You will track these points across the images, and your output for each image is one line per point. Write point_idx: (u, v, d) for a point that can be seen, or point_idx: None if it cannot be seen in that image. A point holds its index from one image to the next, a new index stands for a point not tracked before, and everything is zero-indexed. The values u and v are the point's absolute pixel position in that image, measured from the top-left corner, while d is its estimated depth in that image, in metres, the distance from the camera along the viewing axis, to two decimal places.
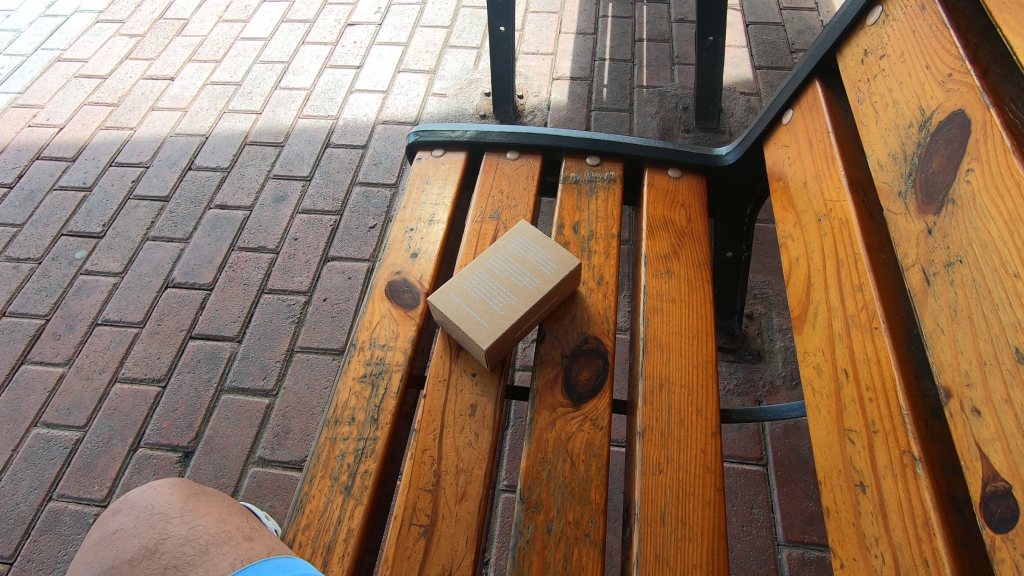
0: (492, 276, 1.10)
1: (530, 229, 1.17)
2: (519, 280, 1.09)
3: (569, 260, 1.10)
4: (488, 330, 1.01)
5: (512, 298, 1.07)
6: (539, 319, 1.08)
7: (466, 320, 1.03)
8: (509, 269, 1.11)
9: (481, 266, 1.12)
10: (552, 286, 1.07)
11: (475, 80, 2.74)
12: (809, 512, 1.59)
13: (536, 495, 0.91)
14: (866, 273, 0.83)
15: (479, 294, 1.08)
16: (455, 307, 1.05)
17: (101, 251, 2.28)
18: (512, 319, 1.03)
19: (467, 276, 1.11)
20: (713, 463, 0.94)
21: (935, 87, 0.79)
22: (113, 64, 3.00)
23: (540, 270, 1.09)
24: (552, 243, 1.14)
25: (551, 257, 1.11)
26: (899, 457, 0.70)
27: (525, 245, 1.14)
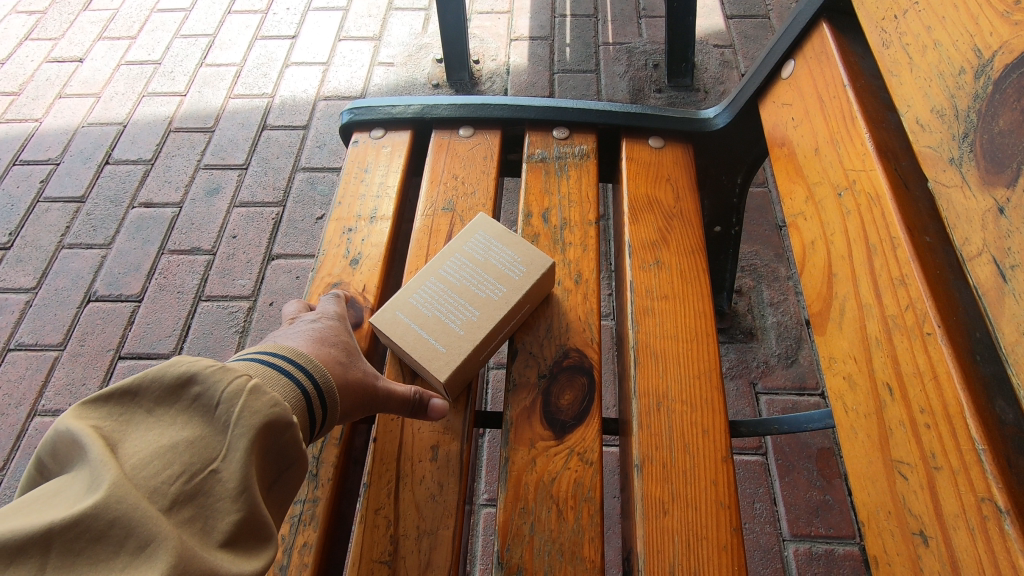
0: (448, 286, 0.91)
1: (489, 224, 0.97)
2: (481, 289, 0.90)
3: (541, 259, 0.91)
4: (446, 357, 0.84)
5: (474, 311, 0.88)
6: (511, 334, 0.90)
7: (418, 348, 0.85)
8: (469, 275, 0.92)
9: (433, 273, 0.92)
10: (522, 295, 0.88)
11: (425, 45, 2.47)
12: (814, 502, 1.48)
13: (517, 557, 0.75)
14: (910, 262, 0.66)
15: (433, 309, 0.88)
16: (405, 330, 0.87)
17: (9, 264, 2.00)
18: (476, 341, 0.85)
19: (416, 288, 0.91)
20: (727, 497, 0.78)
21: (996, 20, 0.61)
22: (11, 47, 2.63)
23: (506, 275, 0.90)
24: (519, 239, 0.94)
25: (518, 256, 0.92)
26: (976, 508, 0.55)
27: (485, 243, 0.95)
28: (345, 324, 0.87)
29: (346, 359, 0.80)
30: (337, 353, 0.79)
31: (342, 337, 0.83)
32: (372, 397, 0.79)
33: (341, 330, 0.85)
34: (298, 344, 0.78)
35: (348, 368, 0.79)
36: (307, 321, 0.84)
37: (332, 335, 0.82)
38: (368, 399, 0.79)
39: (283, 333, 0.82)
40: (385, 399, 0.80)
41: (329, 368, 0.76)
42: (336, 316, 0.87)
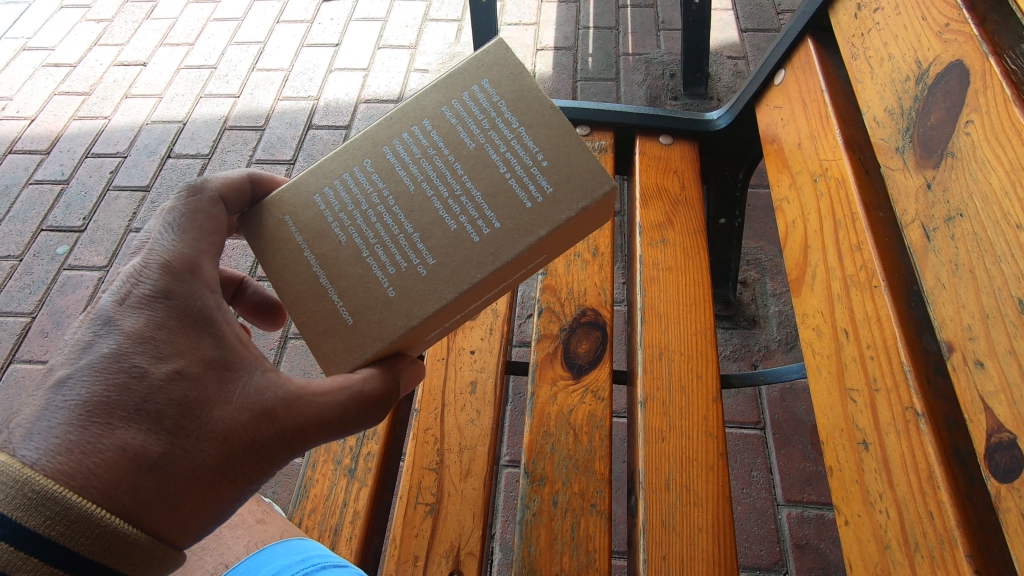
0: (405, 186, 0.75)
1: (502, 79, 0.76)
2: (455, 211, 0.73)
3: (598, 178, 0.72)
4: (347, 349, 0.73)
5: (430, 254, 0.73)
6: (479, 300, 0.77)
7: (333, 295, 0.73)
8: (440, 184, 0.74)
9: (390, 172, 0.76)
10: (512, 241, 0.72)
11: (458, 54, 2.68)
12: (807, 472, 1.60)
13: (541, 469, 0.92)
14: (864, 231, 0.82)
15: (375, 226, 0.74)
16: (327, 246, 0.74)
17: (83, 244, 2.20)
18: (414, 314, 0.72)
19: (363, 169, 0.76)
20: (715, 429, 0.94)
21: (932, 38, 0.77)
22: (82, 51, 2.83)
23: (503, 196, 0.73)
24: (562, 125, 0.73)
25: (542, 153, 0.73)
26: (902, 415, 0.70)
27: (488, 107, 0.75)
28: (166, 312, 0.64)
29: (174, 421, 0.61)
30: (148, 423, 0.60)
31: (159, 362, 0.62)
32: (243, 446, 0.64)
33: (152, 344, 0.63)
34: (67, 433, 0.57)
35: (183, 431, 0.61)
36: (97, 329, 0.63)
37: (136, 380, 0.61)
38: (236, 454, 0.64)
39: (54, 375, 0.61)
40: (265, 442, 0.65)
41: (139, 462, 0.58)
42: (149, 304, 0.64)
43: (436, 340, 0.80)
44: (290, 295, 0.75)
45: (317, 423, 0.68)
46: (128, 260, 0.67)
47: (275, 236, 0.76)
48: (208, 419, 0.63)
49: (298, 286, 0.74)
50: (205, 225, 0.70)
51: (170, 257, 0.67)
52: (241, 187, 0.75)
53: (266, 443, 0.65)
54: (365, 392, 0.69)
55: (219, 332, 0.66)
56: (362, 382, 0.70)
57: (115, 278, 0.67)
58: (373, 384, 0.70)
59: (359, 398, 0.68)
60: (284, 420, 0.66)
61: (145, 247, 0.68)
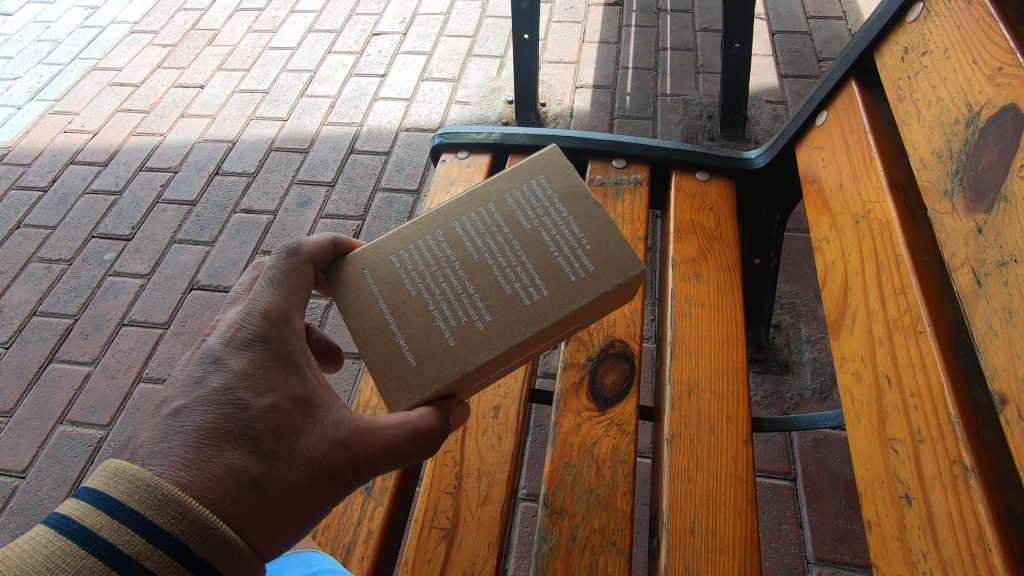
0: (469, 255, 0.80)
1: (557, 177, 0.85)
2: (511, 277, 0.77)
3: (632, 261, 0.78)
4: (410, 386, 0.73)
5: (488, 312, 0.76)
6: (526, 355, 0.78)
7: (400, 338, 0.76)
8: (501, 254, 0.79)
9: (455, 242, 0.82)
10: (564, 305, 0.75)
11: (498, 88, 2.75)
12: (841, 530, 1.47)
13: (560, 501, 0.89)
14: (909, 273, 0.79)
15: (442, 285, 0.78)
16: (398, 299, 0.78)
17: (129, 252, 2.28)
18: (471, 362, 0.73)
19: (433, 239, 0.83)
20: (744, 473, 0.90)
21: (984, 82, 0.76)
22: (146, 72, 3.01)
23: (554, 267, 0.78)
24: (605, 216, 0.81)
25: (586, 239, 0.79)
26: (949, 468, 0.66)
27: (544, 198, 0.83)
28: (267, 352, 0.66)
29: (271, 446, 0.61)
30: (249, 446, 0.59)
31: (259, 395, 0.62)
32: (328, 475, 0.62)
33: (254, 378, 0.63)
34: (180, 453, 0.56)
35: (276, 455, 0.60)
36: (205, 366, 0.63)
37: (240, 409, 0.61)
38: (321, 482, 0.62)
39: (166, 406, 0.60)
40: (344, 472, 0.64)
41: (243, 482, 0.57)
42: (252, 345, 0.65)
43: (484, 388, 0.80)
44: (362, 336, 0.77)
45: (382, 455, 0.66)
46: (229, 310, 0.69)
47: (357, 289, 0.79)
48: (298, 447, 0.62)
49: (369, 330, 0.77)
50: (299, 285, 0.73)
51: (270, 307, 0.69)
52: (326, 254, 0.79)
53: (341, 471, 0.63)
54: (422, 427, 0.69)
55: (307, 371, 0.67)
56: (420, 418, 0.69)
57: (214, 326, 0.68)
58: (430, 420, 0.70)
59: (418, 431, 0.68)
60: (355, 449, 0.65)
61: (246, 298, 0.70)
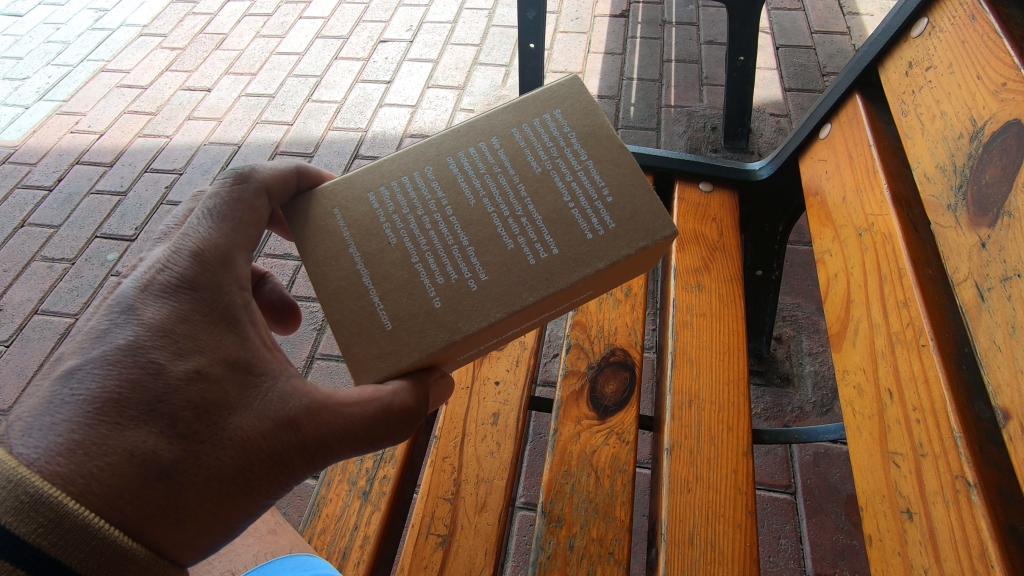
0: (465, 199, 0.78)
1: (574, 114, 0.82)
2: (514, 230, 0.75)
3: (661, 221, 0.75)
4: (380, 355, 0.72)
5: (483, 271, 0.74)
6: (517, 328, 0.77)
7: (375, 297, 0.74)
8: (499, 205, 0.77)
9: (449, 185, 0.79)
10: (568, 268, 0.73)
11: (504, 96, 2.77)
12: (841, 545, 1.45)
13: (558, 509, 0.89)
14: (911, 286, 0.79)
15: (430, 234, 0.76)
16: (374, 246, 0.77)
17: (132, 253, 2.29)
18: (456, 329, 0.72)
19: (424, 177, 0.80)
20: (744, 484, 0.90)
21: (988, 97, 0.76)
22: (154, 75, 3.03)
23: (559, 225, 0.75)
24: (628, 164, 0.78)
25: (607, 189, 0.77)
26: (951, 483, 0.66)
27: (559, 136, 0.81)
28: (193, 306, 0.63)
29: (190, 425, 0.58)
30: (161, 425, 0.57)
31: (178, 358, 0.60)
32: (260, 454, 0.62)
33: (173, 340, 0.61)
34: (75, 430, 0.53)
35: (196, 435, 0.59)
36: (114, 317, 0.60)
37: (152, 375, 0.58)
38: (252, 462, 0.61)
39: (62, 367, 0.57)
40: (280, 452, 0.63)
41: (146, 469, 0.55)
42: (177, 294, 0.63)
43: (467, 360, 0.79)
44: (328, 289, 0.75)
45: (340, 434, 0.66)
46: (157, 249, 0.66)
47: (326, 230, 0.78)
48: (223, 425, 0.60)
49: (338, 283, 0.75)
50: (244, 217, 0.71)
51: (204, 247, 0.67)
52: (283, 180, 0.77)
53: (282, 452, 0.63)
54: (394, 405, 0.68)
55: (240, 333, 0.65)
56: (392, 396, 0.69)
57: (139, 263, 0.66)
58: (403, 398, 0.69)
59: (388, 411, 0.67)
60: (303, 430, 0.64)
61: (177, 236, 0.67)
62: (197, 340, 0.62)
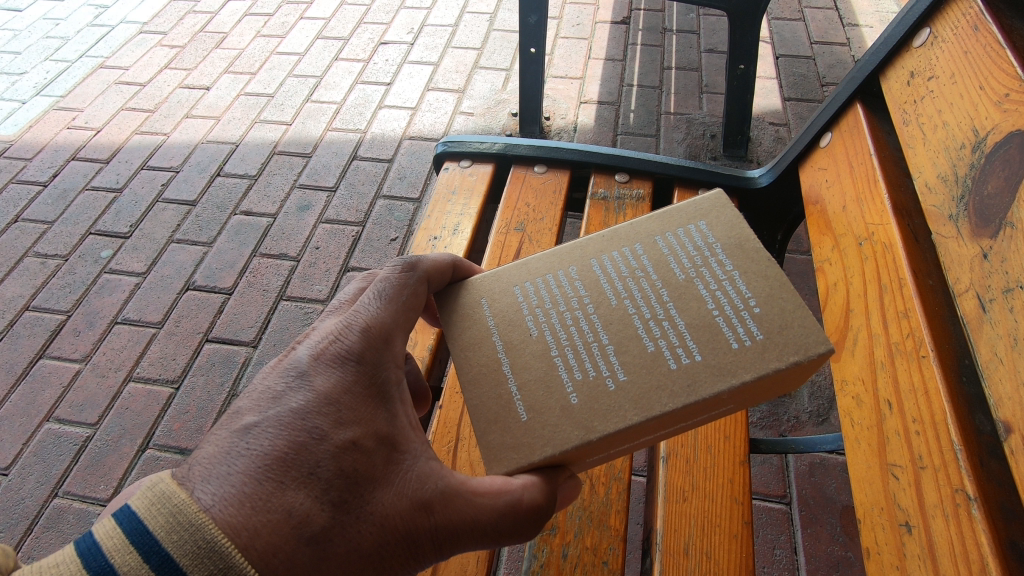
0: (607, 298, 0.74)
1: (721, 225, 0.75)
2: (655, 332, 0.69)
3: (816, 336, 0.64)
4: (513, 446, 0.68)
5: (622, 370, 0.68)
6: (653, 434, 0.69)
7: (512, 385, 0.71)
8: (637, 299, 0.73)
9: (587, 280, 0.77)
10: (709, 377, 0.65)
11: (503, 100, 2.76)
12: (836, 557, 1.44)
13: (552, 517, 0.87)
14: (911, 297, 0.78)
15: (569, 329, 0.73)
16: (516, 337, 0.74)
17: (126, 251, 2.27)
18: (593, 429, 0.65)
19: (566, 273, 0.78)
20: (741, 495, 0.89)
21: (990, 107, 0.76)
22: (153, 72, 3.02)
23: (703, 329, 0.68)
24: (777, 275, 0.69)
25: (755, 300, 0.68)
26: (951, 497, 0.65)
27: (703, 247, 0.74)
28: (356, 377, 0.64)
29: (342, 493, 0.58)
30: (318, 489, 0.57)
31: (339, 428, 0.61)
32: (398, 535, 0.60)
33: (337, 410, 0.61)
34: (247, 483, 0.55)
35: (346, 504, 0.58)
36: (290, 380, 0.62)
37: (316, 441, 0.59)
38: (390, 543, 0.60)
39: (240, 420, 0.60)
40: (415, 535, 0.61)
41: (300, 532, 0.55)
42: (343, 364, 0.64)
43: (597, 461, 0.72)
44: (469, 375, 0.73)
45: (469, 525, 0.63)
46: (329, 319, 0.69)
47: (471, 320, 0.77)
48: (370, 500, 0.60)
49: (477, 370, 0.73)
50: (408, 301, 0.71)
51: (372, 324, 0.67)
52: (442, 272, 0.78)
53: (416, 535, 0.61)
54: (523, 502, 0.64)
55: (392, 409, 0.65)
56: (522, 491, 0.64)
57: (312, 331, 0.68)
58: (532, 494, 0.65)
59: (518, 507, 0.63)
60: (437, 514, 0.62)
61: (349, 309, 0.69)
62: (353, 409, 0.62)
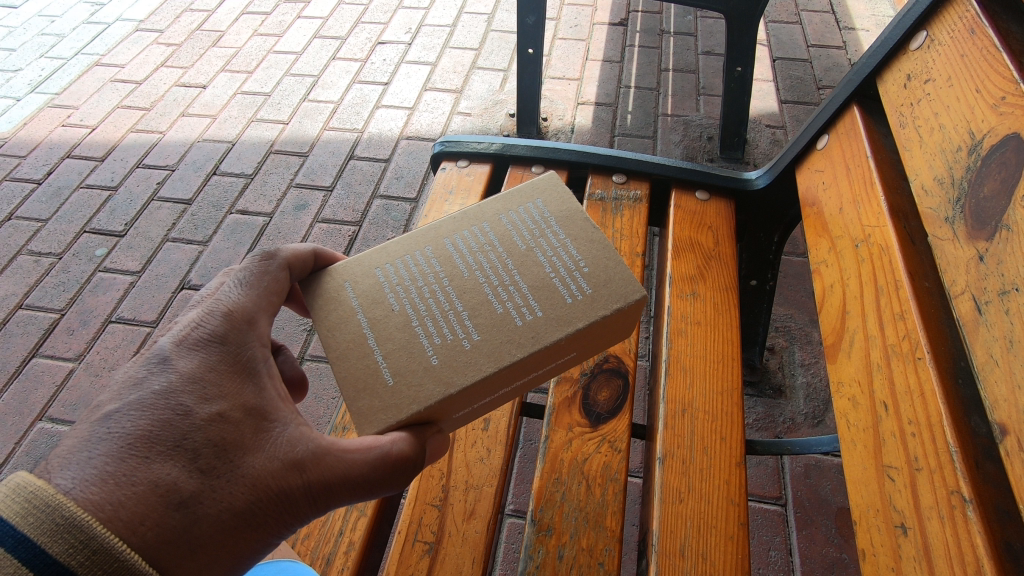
0: (460, 271, 0.79)
1: (552, 202, 0.87)
2: (503, 296, 0.76)
3: (632, 286, 0.77)
4: (381, 407, 0.69)
5: (476, 331, 0.73)
6: (509, 385, 0.75)
7: (377, 355, 0.72)
8: (491, 271, 0.79)
9: (445, 257, 0.81)
10: (554, 327, 0.73)
11: (501, 101, 2.76)
12: (831, 559, 1.44)
13: (549, 518, 0.87)
14: (908, 299, 0.78)
15: (428, 300, 0.77)
16: (379, 312, 0.76)
17: (121, 249, 2.25)
18: (453, 383, 0.70)
19: (423, 253, 0.82)
20: (737, 496, 0.88)
21: (987, 110, 0.76)
22: (149, 70, 3.00)
23: (545, 290, 0.76)
24: (602, 241, 0.81)
25: (584, 262, 0.79)
26: (947, 498, 0.65)
27: (541, 220, 0.85)
28: (221, 355, 0.62)
29: (209, 460, 0.56)
30: (184, 460, 0.55)
31: (204, 403, 0.59)
32: (270, 498, 0.58)
33: (200, 385, 0.59)
34: (108, 462, 0.52)
35: (214, 471, 0.56)
36: (151, 366, 0.60)
37: (180, 416, 0.57)
38: (263, 505, 0.58)
39: (98, 410, 0.56)
40: (289, 496, 0.59)
41: (165, 500, 0.52)
42: (207, 345, 0.63)
43: (461, 419, 0.76)
44: (334, 350, 0.74)
45: (343, 483, 0.62)
46: (190, 309, 0.66)
47: (333, 300, 0.77)
48: (240, 465, 0.58)
49: (343, 344, 0.74)
50: (271, 285, 0.71)
51: (233, 307, 0.66)
52: (305, 261, 0.77)
53: (291, 497, 0.59)
54: (394, 454, 0.64)
55: (260, 382, 0.63)
56: (391, 445, 0.65)
57: (171, 325, 0.65)
58: (402, 447, 0.66)
59: (389, 457, 0.63)
60: (309, 473, 0.61)
61: (209, 298, 0.67)
62: (217, 382, 0.61)
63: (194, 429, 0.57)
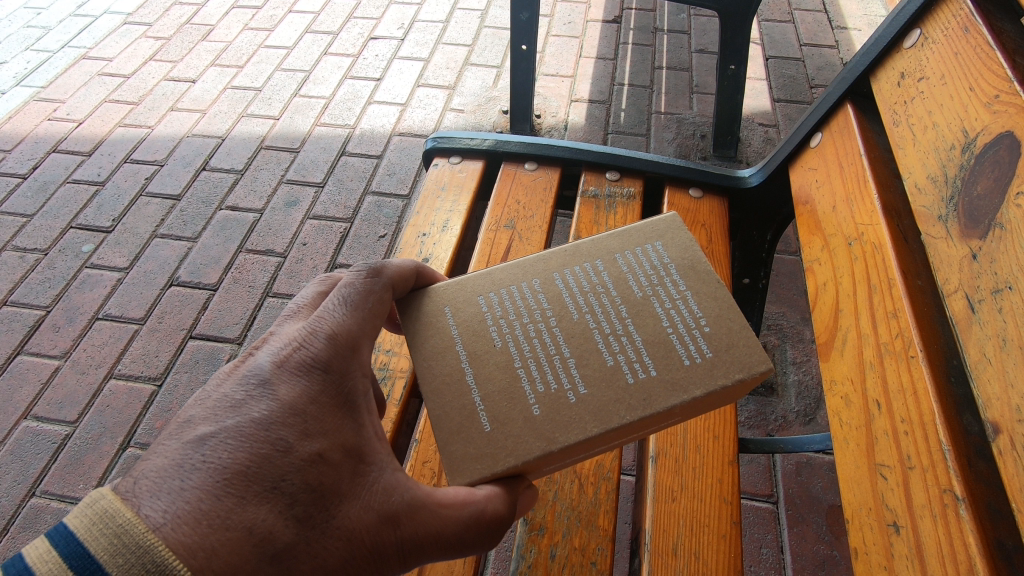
0: (568, 312, 0.75)
1: (675, 246, 0.80)
2: (614, 347, 0.71)
3: (758, 358, 0.69)
4: (476, 456, 0.66)
5: (583, 384, 0.69)
6: (610, 446, 0.70)
7: (476, 396, 0.70)
8: (598, 316, 0.74)
9: (552, 292, 0.77)
10: (664, 393, 0.68)
11: (494, 98, 2.75)
12: (822, 556, 1.45)
13: (540, 518, 0.86)
14: (901, 298, 0.78)
15: (533, 341, 0.73)
16: (480, 347, 0.73)
17: (108, 245, 2.22)
18: (555, 441, 0.66)
19: (530, 286, 0.79)
20: (730, 495, 0.88)
21: (980, 108, 0.76)
22: (137, 64, 2.96)
23: (656, 349, 0.71)
24: (727, 298, 0.74)
25: (705, 320, 0.73)
26: (939, 497, 0.65)
27: (659, 266, 0.78)
28: (323, 386, 0.61)
29: (306, 507, 0.55)
30: (281, 504, 0.53)
31: (305, 440, 0.57)
32: (364, 553, 0.57)
33: (302, 420, 0.58)
34: (202, 498, 0.50)
35: (310, 520, 0.55)
36: (251, 388, 0.58)
37: (280, 453, 0.55)
38: (354, 561, 0.56)
39: (191, 430, 0.55)
40: (380, 550, 0.58)
41: (258, 552, 0.51)
42: (310, 372, 0.61)
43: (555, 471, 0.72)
44: (431, 384, 0.71)
45: (435, 540, 0.61)
46: (293, 326, 0.65)
47: (434, 328, 0.75)
48: (336, 514, 0.56)
49: (440, 379, 0.71)
50: (374, 307, 0.68)
51: (338, 329, 0.64)
52: (408, 278, 0.76)
53: (383, 552, 0.58)
54: (488, 513, 0.62)
55: (359, 419, 0.62)
56: (486, 502, 0.63)
57: (273, 338, 0.64)
58: (496, 506, 0.63)
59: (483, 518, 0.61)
60: (403, 529, 0.59)
61: (312, 316, 0.66)
62: (318, 418, 0.59)
63: (292, 470, 0.55)
